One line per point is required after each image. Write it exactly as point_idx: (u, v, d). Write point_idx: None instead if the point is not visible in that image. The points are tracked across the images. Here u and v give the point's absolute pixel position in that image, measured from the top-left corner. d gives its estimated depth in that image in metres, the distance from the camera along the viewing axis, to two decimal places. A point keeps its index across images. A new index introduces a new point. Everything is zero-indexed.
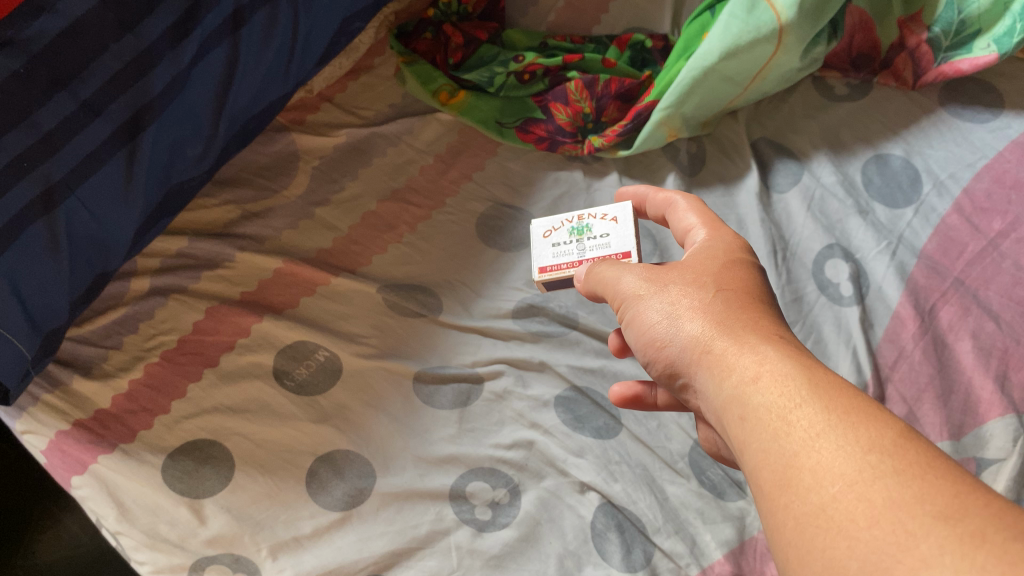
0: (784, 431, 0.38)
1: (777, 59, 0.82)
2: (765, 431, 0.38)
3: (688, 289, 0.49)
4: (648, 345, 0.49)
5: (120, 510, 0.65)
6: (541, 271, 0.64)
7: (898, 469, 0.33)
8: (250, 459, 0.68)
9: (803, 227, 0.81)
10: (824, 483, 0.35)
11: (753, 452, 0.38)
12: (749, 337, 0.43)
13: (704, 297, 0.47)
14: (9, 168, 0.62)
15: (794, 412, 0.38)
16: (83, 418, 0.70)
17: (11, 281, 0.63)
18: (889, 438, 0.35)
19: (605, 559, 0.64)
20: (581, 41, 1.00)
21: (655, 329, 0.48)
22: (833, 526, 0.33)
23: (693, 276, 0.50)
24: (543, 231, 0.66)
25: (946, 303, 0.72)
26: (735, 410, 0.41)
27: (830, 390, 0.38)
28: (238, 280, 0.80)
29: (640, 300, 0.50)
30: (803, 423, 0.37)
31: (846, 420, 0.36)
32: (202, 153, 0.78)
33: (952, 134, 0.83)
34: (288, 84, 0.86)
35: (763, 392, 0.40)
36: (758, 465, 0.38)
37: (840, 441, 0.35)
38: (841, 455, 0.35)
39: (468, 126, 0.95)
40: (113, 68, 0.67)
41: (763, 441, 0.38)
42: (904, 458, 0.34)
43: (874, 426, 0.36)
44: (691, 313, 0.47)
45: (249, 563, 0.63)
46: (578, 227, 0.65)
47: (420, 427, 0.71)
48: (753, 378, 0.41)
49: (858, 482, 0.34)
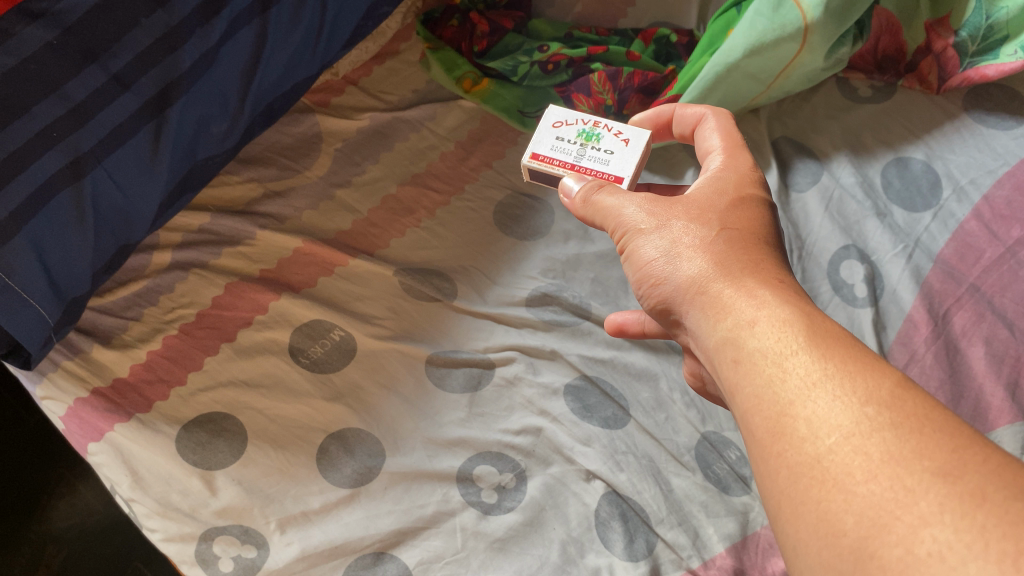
0: (780, 378, 0.39)
1: (801, 58, 0.82)
2: (762, 379, 0.39)
3: (691, 226, 0.49)
4: (642, 283, 0.50)
5: (134, 477, 0.67)
6: (532, 157, 0.66)
7: (896, 422, 0.34)
8: (263, 434, 0.69)
9: (820, 227, 0.81)
10: (820, 434, 0.35)
11: (747, 396, 0.40)
12: (748, 282, 0.44)
13: (706, 235, 0.48)
14: (39, 136, 0.63)
15: (790, 359, 0.39)
16: (101, 386, 0.71)
17: (36, 248, 0.64)
18: (886, 389, 0.36)
19: (608, 547, 0.64)
20: (606, 33, 1.00)
21: (651, 266, 0.49)
22: (830, 479, 0.34)
23: (697, 212, 0.50)
24: (555, 122, 0.68)
25: (960, 308, 0.72)
26: (729, 352, 0.42)
27: (827, 339, 0.39)
28: (258, 257, 0.81)
29: (640, 234, 0.51)
30: (799, 371, 0.38)
31: (843, 370, 0.37)
32: (227, 131, 0.79)
33: (974, 139, 0.82)
34: (315, 64, 0.87)
35: (760, 337, 0.41)
36: (752, 409, 0.39)
37: (836, 391, 0.36)
38: (837, 406, 0.36)
39: (491, 114, 0.95)
40: (145, 42, 0.69)
41: (757, 386, 0.39)
42: (901, 411, 0.35)
43: (872, 376, 0.37)
44: (691, 252, 0.48)
45: (258, 536, 0.64)
46: (588, 132, 0.67)
47: (431, 410, 0.72)
48: (750, 323, 0.42)
49: (855, 435, 0.34)
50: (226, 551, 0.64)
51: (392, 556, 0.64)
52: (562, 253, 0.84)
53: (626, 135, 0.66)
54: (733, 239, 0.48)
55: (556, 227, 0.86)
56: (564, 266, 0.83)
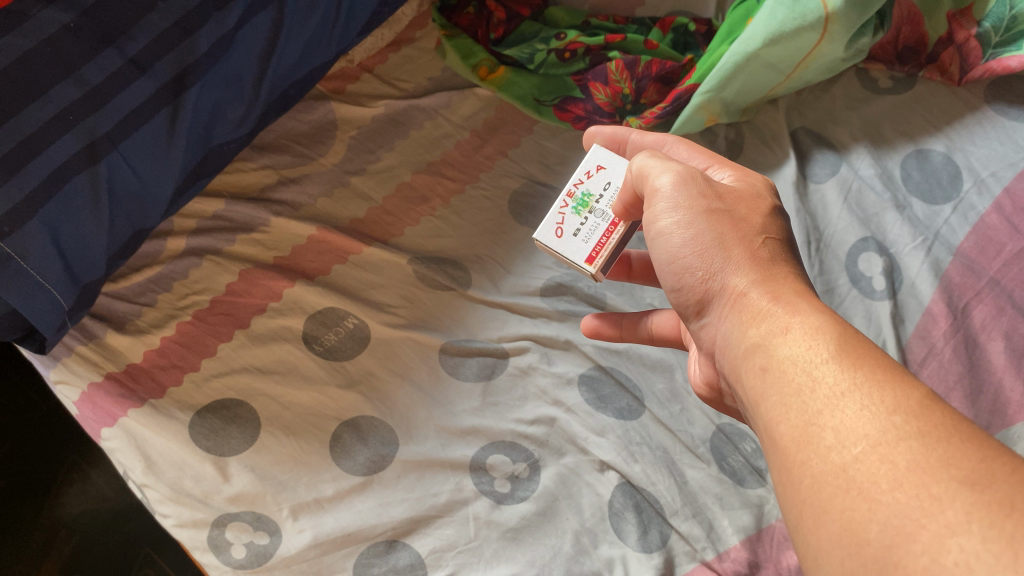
0: (809, 387, 0.38)
1: (821, 48, 0.81)
2: (791, 387, 0.39)
3: (739, 224, 0.48)
4: (678, 272, 0.49)
5: (147, 463, 0.67)
6: (591, 264, 0.61)
7: (923, 432, 0.34)
8: (276, 420, 0.69)
9: (839, 219, 0.80)
10: (846, 443, 0.35)
11: (774, 405, 0.39)
12: (785, 291, 0.44)
13: (750, 236, 0.47)
14: (56, 119, 0.63)
15: (820, 368, 0.38)
16: (115, 370, 0.71)
17: (51, 232, 0.64)
18: (914, 399, 0.35)
19: (621, 539, 0.64)
20: (623, 22, 0.99)
21: (690, 255, 0.48)
22: (855, 488, 0.34)
23: (745, 211, 0.49)
24: (554, 232, 0.63)
25: (980, 302, 0.72)
26: (759, 359, 0.42)
27: (857, 348, 0.39)
28: (272, 244, 0.81)
29: (679, 211, 0.49)
30: (828, 380, 0.38)
31: (871, 379, 0.37)
32: (243, 116, 0.79)
33: (995, 132, 0.81)
34: (331, 50, 0.87)
35: (791, 345, 0.40)
36: (777, 417, 0.39)
37: (864, 400, 0.36)
38: (865, 415, 0.35)
39: (507, 103, 0.95)
40: (161, 26, 0.69)
41: (785, 395, 0.39)
42: (929, 421, 0.34)
43: (900, 386, 0.36)
44: (736, 252, 0.47)
45: (270, 522, 0.64)
46: (579, 202, 0.63)
47: (445, 398, 0.72)
48: (783, 331, 0.41)
49: (881, 444, 0.34)
50: (239, 537, 0.64)
51: (405, 544, 0.64)
52: None
53: (592, 169, 0.65)
54: (777, 253, 0.47)
55: None
56: None
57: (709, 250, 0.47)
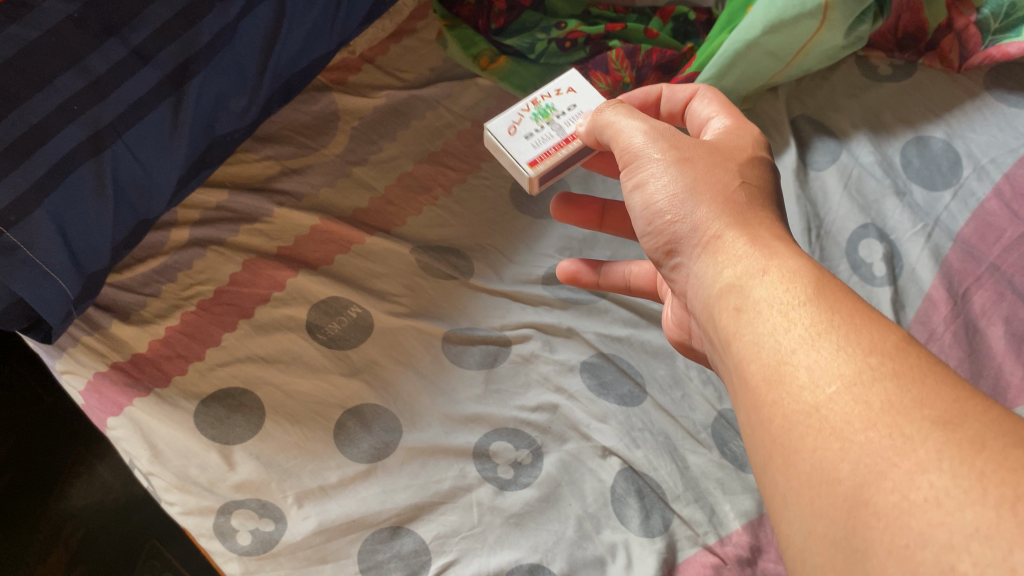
0: (783, 326, 0.39)
1: (820, 35, 0.81)
2: (767, 326, 0.39)
3: (713, 169, 0.49)
4: (650, 219, 0.50)
5: (153, 451, 0.67)
6: (534, 167, 0.66)
7: (897, 373, 0.34)
8: (280, 409, 0.70)
9: (839, 206, 0.80)
10: (821, 382, 0.35)
11: (746, 343, 0.40)
12: (759, 235, 0.44)
13: (725, 182, 0.48)
14: (61, 109, 0.63)
15: (795, 310, 0.39)
16: (120, 360, 0.71)
17: (57, 221, 0.65)
18: (891, 342, 0.36)
19: (624, 523, 0.65)
20: (624, 10, 0.99)
21: (664, 205, 0.49)
22: (826, 426, 0.34)
23: (719, 158, 0.50)
24: (507, 129, 0.69)
25: (980, 287, 0.72)
26: (731, 299, 0.42)
27: (834, 292, 0.39)
28: (275, 235, 0.81)
29: (653, 163, 0.50)
30: (803, 321, 0.38)
31: (848, 322, 0.37)
32: (246, 106, 0.79)
33: (995, 119, 0.82)
34: (333, 41, 0.87)
35: (767, 286, 0.41)
36: (749, 355, 0.39)
37: (840, 341, 0.36)
38: (841, 356, 0.36)
39: (507, 92, 0.95)
40: (165, 16, 0.69)
41: (759, 333, 0.39)
42: (904, 363, 0.35)
43: (877, 330, 0.37)
44: (708, 198, 0.47)
45: (275, 509, 0.65)
46: (540, 112, 0.69)
47: (447, 386, 0.72)
48: (759, 272, 0.42)
49: (856, 383, 0.34)
50: (245, 524, 0.64)
51: (409, 531, 0.65)
52: (578, 231, 0.83)
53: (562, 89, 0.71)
54: (753, 195, 0.48)
55: None
56: (580, 244, 0.83)
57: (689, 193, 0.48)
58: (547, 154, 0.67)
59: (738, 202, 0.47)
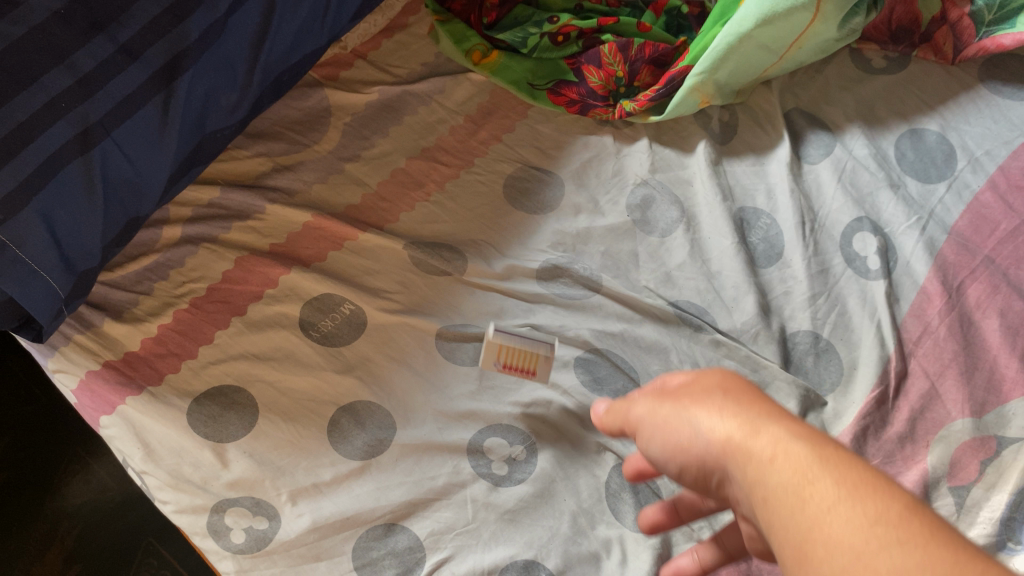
0: (799, 505, 0.34)
1: (814, 27, 0.82)
2: (778, 513, 0.34)
3: (708, 388, 0.41)
4: (672, 455, 0.41)
5: (146, 450, 0.67)
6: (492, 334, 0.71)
7: (902, 539, 0.31)
8: (274, 406, 0.69)
9: (834, 200, 0.80)
10: (833, 554, 0.31)
11: (778, 535, 0.34)
12: (761, 416, 0.38)
13: (715, 389, 0.41)
14: (48, 107, 0.63)
15: (809, 489, 0.34)
16: (112, 358, 0.71)
17: (46, 220, 0.64)
18: (894, 510, 0.32)
19: (618, 519, 0.66)
20: (616, 4, 0.99)
21: (671, 429, 0.41)
22: None
23: (714, 388, 0.41)
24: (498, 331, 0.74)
25: (974, 281, 0.73)
26: (752, 498, 0.36)
27: (835, 462, 0.35)
28: (268, 231, 0.80)
29: (651, 413, 0.43)
30: (817, 495, 0.33)
31: (855, 492, 0.33)
32: (236, 103, 0.79)
33: (990, 110, 0.84)
34: (322, 36, 0.87)
35: (778, 470, 0.35)
36: (778, 544, 0.34)
37: (849, 513, 0.32)
38: (847, 526, 0.32)
39: (500, 88, 0.94)
40: (152, 12, 0.69)
41: (782, 520, 0.34)
42: (910, 529, 0.31)
43: (881, 499, 0.33)
44: (708, 399, 0.40)
45: (269, 507, 0.65)
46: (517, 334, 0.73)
47: (441, 382, 0.72)
48: (770, 458, 0.35)
49: (863, 554, 0.31)
50: (238, 522, 0.64)
51: (404, 528, 0.65)
52: (572, 226, 0.82)
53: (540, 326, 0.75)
54: None
55: (566, 200, 0.84)
56: (574, 240, 0.81)
57: (673, 394, 0.42)
58: (494, 357, 0.72)
59: (717, 385, 0.41)
